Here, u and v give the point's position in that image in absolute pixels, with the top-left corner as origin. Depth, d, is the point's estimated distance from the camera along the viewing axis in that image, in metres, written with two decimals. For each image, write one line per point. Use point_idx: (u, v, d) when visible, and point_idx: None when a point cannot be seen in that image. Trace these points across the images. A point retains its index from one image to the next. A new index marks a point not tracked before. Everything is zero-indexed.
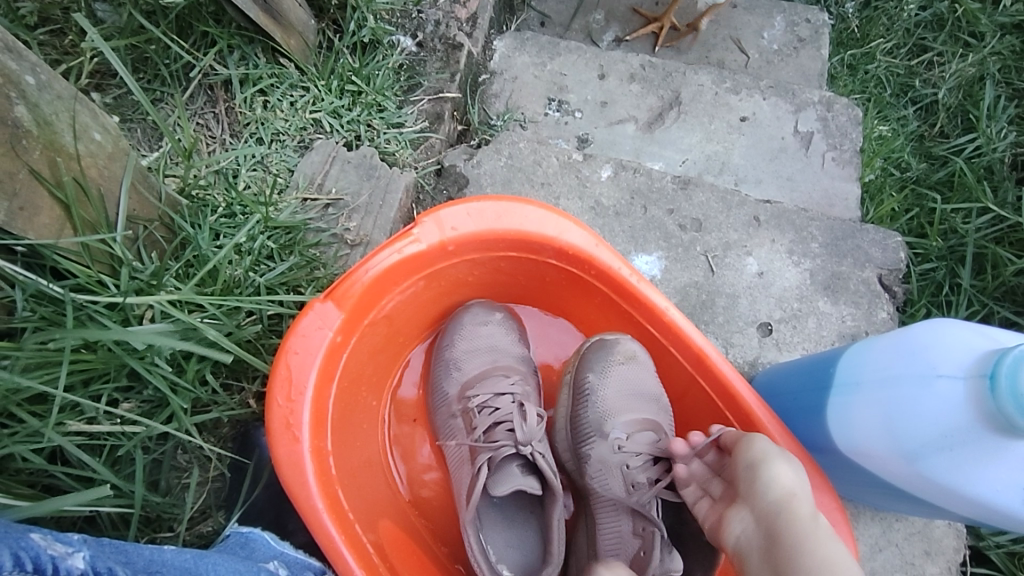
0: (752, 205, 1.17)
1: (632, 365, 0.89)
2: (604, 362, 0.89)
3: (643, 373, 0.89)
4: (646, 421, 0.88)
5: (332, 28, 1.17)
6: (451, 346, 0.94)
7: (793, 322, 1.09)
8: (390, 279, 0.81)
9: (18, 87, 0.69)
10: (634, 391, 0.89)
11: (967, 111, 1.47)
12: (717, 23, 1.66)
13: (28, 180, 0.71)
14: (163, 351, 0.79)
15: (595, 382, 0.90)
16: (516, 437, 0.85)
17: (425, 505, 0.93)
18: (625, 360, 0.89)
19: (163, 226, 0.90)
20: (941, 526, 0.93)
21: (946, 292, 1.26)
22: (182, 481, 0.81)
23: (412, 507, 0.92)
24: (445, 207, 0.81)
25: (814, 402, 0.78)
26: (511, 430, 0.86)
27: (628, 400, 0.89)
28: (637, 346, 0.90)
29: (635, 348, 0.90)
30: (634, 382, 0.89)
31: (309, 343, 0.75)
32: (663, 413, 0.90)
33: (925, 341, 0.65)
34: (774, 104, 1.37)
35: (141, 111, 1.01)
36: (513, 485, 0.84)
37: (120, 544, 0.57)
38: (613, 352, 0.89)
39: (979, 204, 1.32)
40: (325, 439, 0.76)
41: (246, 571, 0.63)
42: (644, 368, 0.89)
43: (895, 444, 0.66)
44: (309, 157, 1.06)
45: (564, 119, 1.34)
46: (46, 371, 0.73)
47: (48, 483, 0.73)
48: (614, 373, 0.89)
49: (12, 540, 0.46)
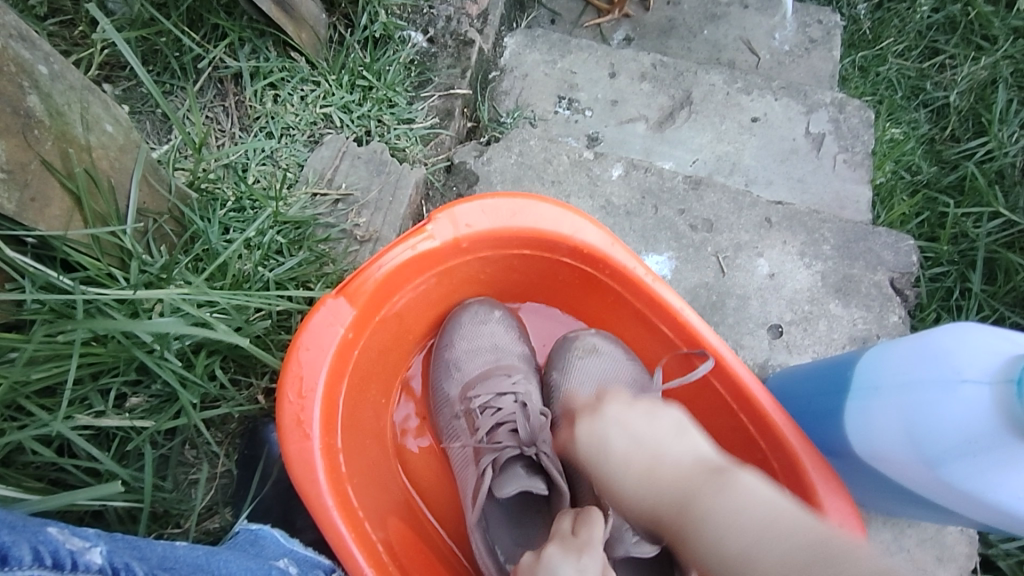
0: (764, 206, 1.16)
1: (593, 357, 0.92)
2: (565, 358, 0.94)
3: (606, 363, 0.92)
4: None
5: (343, 22, 1.16)
6: (451, 346, 0.93)
7: (805, 324, 1.08)
8: (402, 276, 0.80)
9: (31, 77, 0.68)
10: (598, 382, 0.91)
11: (978, 114, 1.45)
12: (728, 23, 1.63)
13: (40, 171, 0.71)
14: (173, 345, 0.78)
15: (559, 378, 0.94)
16: (519, 439, 0.85)
17: (433, 505, 0.92)
18: (586, 353, 0.93)
19: (173, 219, 0.90)
20: (954, 532, 0.92)
21: (957, 297, 1.25)
22: (189, 477, 0.81)
23: (422, 509, 0.91)
24: (459, 204, 0.81)
25: (829, 405, 0.77)
26: (513, 431, 0.86)
27: (594, 391, 0.92)
28: (599, 339, 0.94)
29: (596, 341, 0.94)
30: (597, 372, 0.92)
31: (320, 340, 0.74)
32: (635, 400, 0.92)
33: (947, 346, 0.65)
34: (786, 105, 1.36)
35: (150, 104, 1.01)
36: (518, 486, 0.83)
37: (132, 540, 0.56)
38: (573, 347, 0.94)
39: (991, 208, 1.30)
40: (335, 436, 0.75)
41: (258, 568, 0.63)
42: (608, 358, 0.92)
43: (916, 449, 0.66)
44: (319, 152, 1.05)
45: (574, 118, 1.33)
46: (56, 364, 0.72)
47: (56, 477, 0.72)
48: (575, 366, 0.92)
49: (30, 534, 0.46)
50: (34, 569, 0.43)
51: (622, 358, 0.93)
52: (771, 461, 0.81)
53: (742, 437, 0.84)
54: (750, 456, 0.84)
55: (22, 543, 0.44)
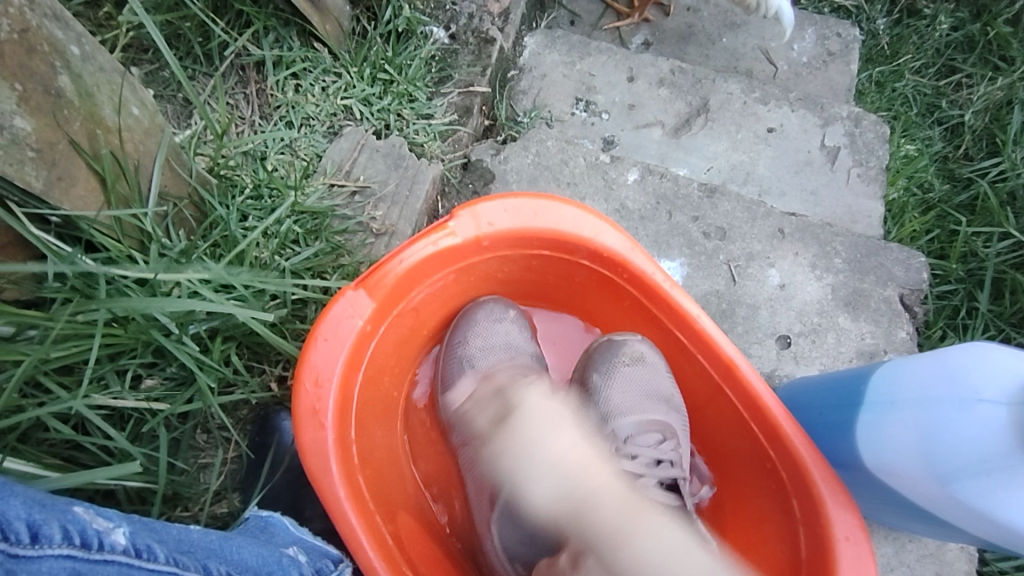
0: (777, 217, 1.16)
1: (639, 367, 0.90)
2: (609, 363, 0.91)
3: (650, 374, 0.91)
4: (656, 423, 0.89)
5: (366, 15, 1.16)
6: (465, 342, 0.93)
7: (813, 336, 1.09)
8: (422, 271, 0.80)
9: (63, 57, 0.69)
10: (641, 392, 0.90)
11: (993, 135, 1.45)
12: (747, 32, 1.63)
13: (67, 151, 0.71)
14: (190, 329, 0.79)
15: (599, 383, 0.92)
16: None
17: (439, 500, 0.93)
18: (632, 362, 0.91)
19: (193, 204, 0.91)
20: (954, 549, 0.92)
21: (963, 316, 1.25)
22: (199, 461, 0.82)
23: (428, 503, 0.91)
24: (482, 202, 0.81)
25: (841, 418, 0.77)
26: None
27: (636, 401, 0.91)
28: (645, 348, 0.91)
29: (643, 350, 0.91)
30: (641, 383, 0.90)
31: (339, 331, 0.75)
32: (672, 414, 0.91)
33: (965, 365, 0.65)
34: (802, 117, 1.36)
35: (172, 89, 1.01)
36: None
37: (150, 521, 0.56)
38: (620, 353, 0.91)
39: (1001, 228, 1.31)
40: (349, 428, 0.76)
41: (269, 555, 0.63)
42: (653, 368, 0.90)
43: (929, 465, 0.66)
44: (338, 143, 1.05)
45: (591, 120, 1.34)
46: (77, 342, 0.73)
47: (69, 455, 0.73)
48: (621, 374, 0.91)
49: (60, 512, 0.47)
50: (63, 549, 0.45)
51: (663, 371, 0.91)
52: (780, 471, 0.82)
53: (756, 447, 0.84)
54: (760, 465, 0.85)
55: (52, 522, 0.45)
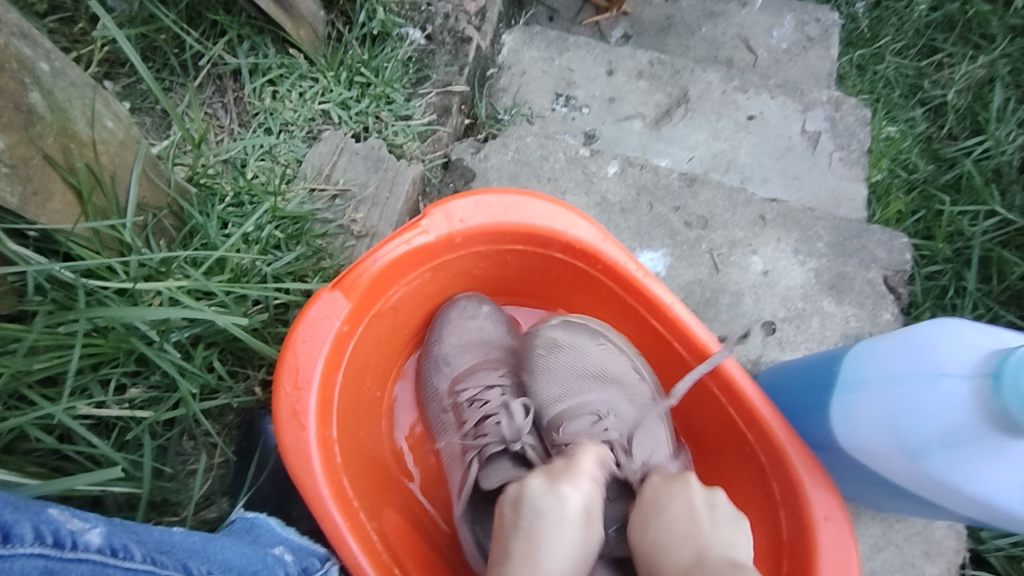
0: (758, 204, 1.16)
1: (556, 352, 0.93)
2: (531, 357, 0.96)
3: (570, 356, 0.93)
4: (586, 408, 0.90)
5: (341, 19, 1.17)
6: (440, 341, 0.95)
7: (798, 321, 1.09)
8: (397, 271, 0.81)
9: (33, 73, 0.69)
10: (568, 380, 0.93)
11: (976, 113, 1.46)
12: (727, 21, 1.63)
13: (41, 165, 0.72)
14: (172, 337, 0.80)
15: (529, 379, 0.96)
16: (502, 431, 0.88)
17: (429, 501, 0.94)
18: (549, 348, 0.94)
19: (172, 214, 0.91)
20: (942, 527, 0.93)
21: (951, 295, 1.25)
22: (188, 466, 0.82)
23: (416, 501, 0.92)
24: (454, 200, 0.82)
25: (815, 400, 0.78)
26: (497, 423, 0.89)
27: (563, 389, 0.93)
28: (558, 332, 0.94)
29: (555, 334, 0.94)
30: (563, 369, 0.93)
31: (317, 332, 0.75)
32: (608, 390, 0.91)
33: (928, 342, 0.66)
34: (783, 103, 1.36)
35: (150, 101, 1.02)
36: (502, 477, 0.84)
37: (131, 524, 0.58)
38: (537, 344, 0.95)
39: (987, 206, 1.31)
40: (331, 428, 0.76)
41: (253, 555, 0.64)
42: (569, 350, 0.93)
43: (898, 441, 0.67)
44: (317, 148, 1.06)
45: (571, 115, 1.34)
46: (57, 354, 0.73)
47: (56, 465, 0.74)
48: (540, 364, 0.94)
49: (32, 514, 0.49)
50: (36, 548, 0.46)
51: (587, 346, 0.93)
52: (758, 455, 0.84)
53: (735, 432, 0.85)
54: (739, 450, 0.86)
55: (24, 523, 0.47)
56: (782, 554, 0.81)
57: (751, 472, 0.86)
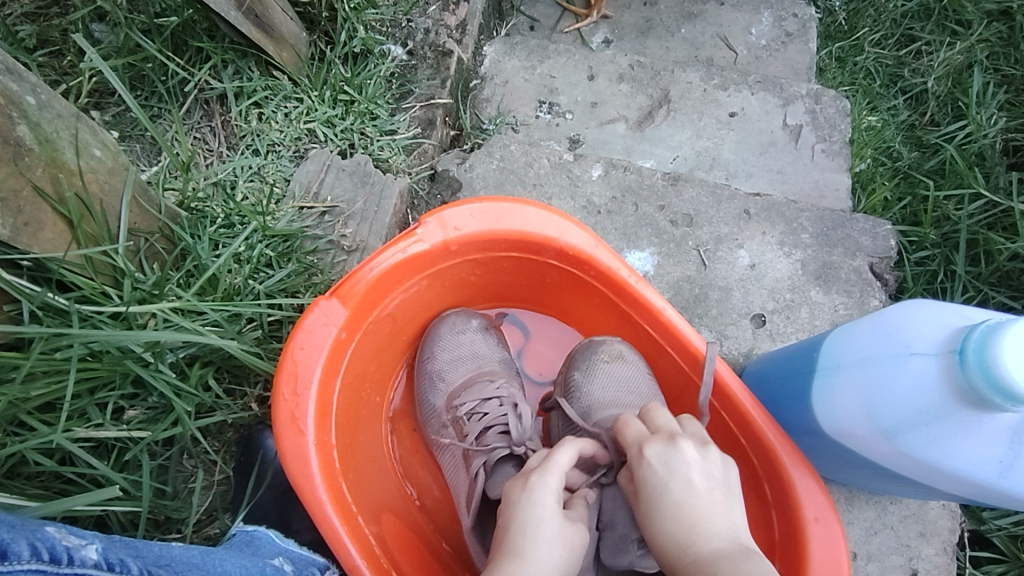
0: (742, 198, 1.17)
1: (620, 363, 0.92)
2: (590, 360, 0.94)
3: (631, 370, 0.93)
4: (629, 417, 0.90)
5: (324, 39, 1.20)
6: (433, 357, 0.97)
7: (787, 312, 1.10)
8: (393, 278, 0.83)
9: (20, 107, 0.70)
10: (622, 387, 0.91)
11: (956, 99, 1.47)
12: (705, 21, 1.65)
13: (31, 197, 0.74)
14: (167, 358, 0.82)
15: (580, 379, 0.94)
16: (509, 439, 0.88)
17: (420, 495, 0.96)
18: (612, 358, 0.93)
19: (164, 237, 0.93)
20: (936, 507, 0.95)
21: (941, 280, 1.26)
22: (188, 484, 0.85)
23: (411, 497, 0.95)
24: (448, 208, 0.84)
25: (799, 386, 0.80)
26: (502, 434, 0.89)
27: (615, 395, 0.92)
28: (626, 348, 0.94)
29: (622, 348, 0.94)
30: (621, 378, 0.92)
31: (314, 340, 0.77)
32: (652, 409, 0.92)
33: (899, 323, 0.68)
34: (763, 99, 1.38)
35: (139, 128, 1.04)
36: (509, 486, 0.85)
37: (130, 540, 0.60)
38: (599, 351, 0.94)
39: (971, 189, 1.31)
40: (329, 433, 0.78)
41: (252, 566, 0.66)
42: (632, 366, 0.93)
43: (875, 422, 0.69)
44: (304, 166, 1.08)
45: (555, 121, 1.36)
46: (54, 380, 0.75)
47: (61, 488, 0.76)
48: (602, 370, 0.93)
49: (29, 532, 0.50)
50: (32, 564, 0.47)
51: (644, 370, 0.93)
52: (751, 455, 0.85)
53: (727, 432, 0.86)
54: (731, 452, 0.88)
55: (21, 540, 0.48)
56: (776, 553, 0.83)
57: (746, 474, 0.87)
